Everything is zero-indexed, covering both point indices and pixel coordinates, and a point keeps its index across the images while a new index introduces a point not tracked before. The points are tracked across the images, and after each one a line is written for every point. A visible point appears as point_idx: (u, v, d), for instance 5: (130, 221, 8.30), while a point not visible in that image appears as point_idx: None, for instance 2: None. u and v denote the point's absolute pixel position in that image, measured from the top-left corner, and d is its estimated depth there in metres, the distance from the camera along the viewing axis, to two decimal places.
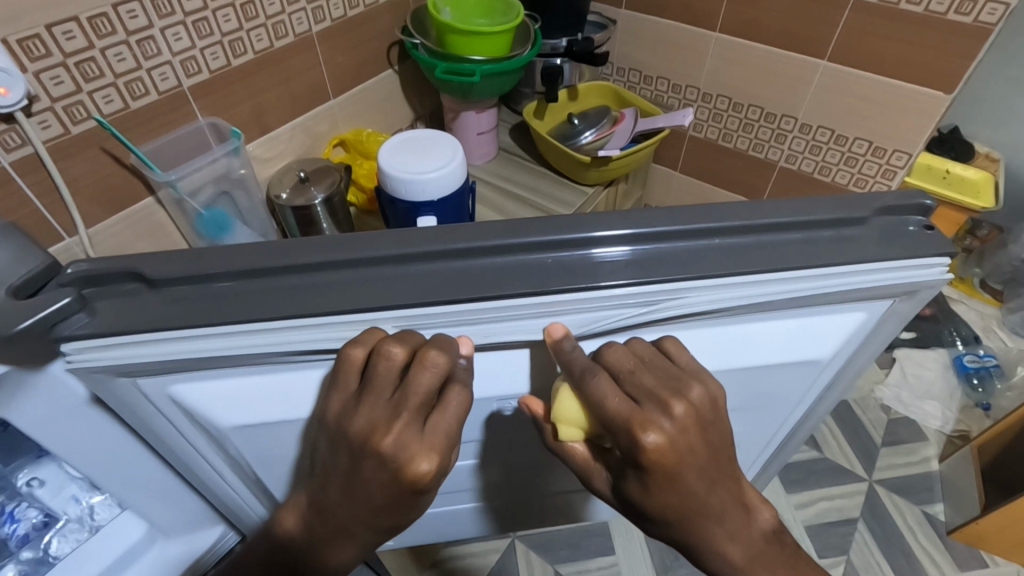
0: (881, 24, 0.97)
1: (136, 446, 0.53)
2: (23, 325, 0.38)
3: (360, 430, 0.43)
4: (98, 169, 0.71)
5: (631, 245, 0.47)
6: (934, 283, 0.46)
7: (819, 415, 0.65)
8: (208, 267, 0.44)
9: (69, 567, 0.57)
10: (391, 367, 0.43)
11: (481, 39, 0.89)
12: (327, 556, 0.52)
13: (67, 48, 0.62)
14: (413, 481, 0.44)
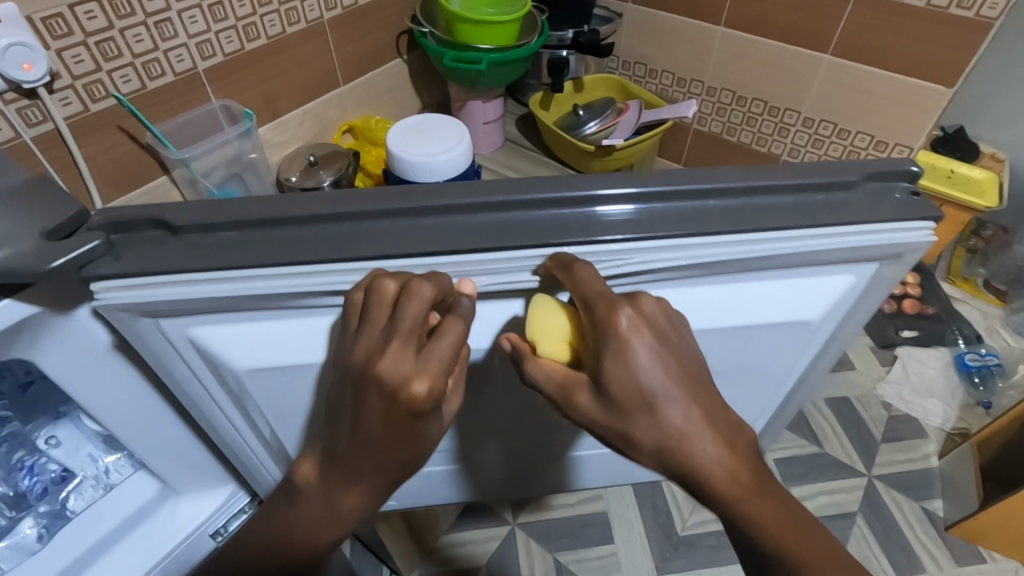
0: (884, 18, 0.99)
1: (153, 397, 0.56)
2: (56, 263, 0.40)
3: (360, 359, 0.44)
4: (115, 147, 0.73)
5: (634, 206, 0.49)
6: (919, 245, 0.48)
7: (810, 386, 0.66)
8: (220, 216, 0.45)
9: (85, 521, 0.60)
10: (387, 296, 0.44)
11: (490, 29, 0.90)
12: (342, 502, 0.52)
13: (88, 28, 0.65)
14: (412, 409, 0.43)
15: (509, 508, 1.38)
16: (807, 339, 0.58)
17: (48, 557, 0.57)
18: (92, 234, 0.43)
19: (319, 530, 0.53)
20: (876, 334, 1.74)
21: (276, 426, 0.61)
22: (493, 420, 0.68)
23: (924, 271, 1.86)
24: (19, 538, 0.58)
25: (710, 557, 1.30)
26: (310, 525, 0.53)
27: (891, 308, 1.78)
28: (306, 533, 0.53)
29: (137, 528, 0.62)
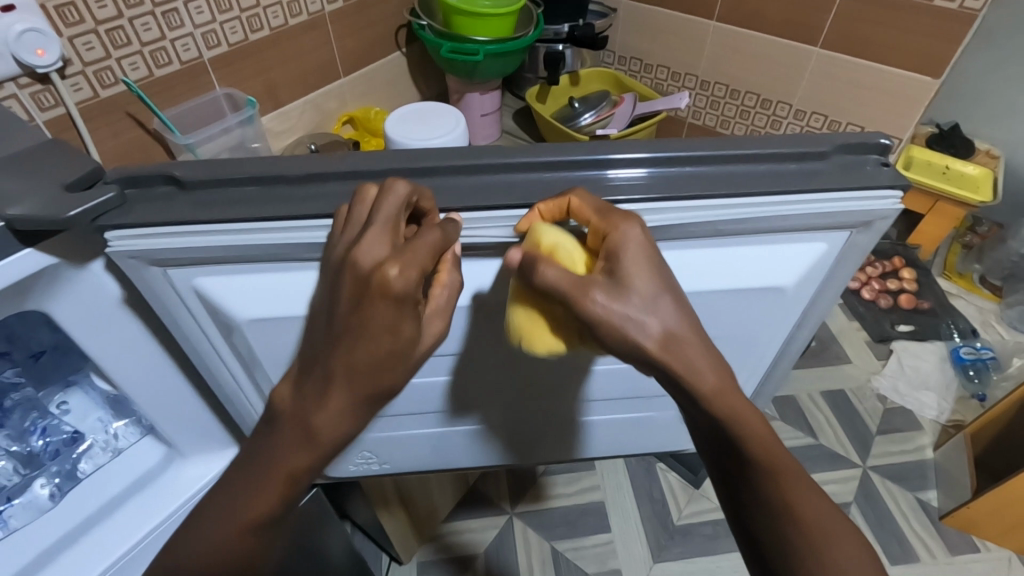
0: (872, 11, 1.01)
1: (163, 360, 0.58)
2: (73, 214, 0.42)
3: (339, 255, 0.45)
4: (124, 131, 0.76)
5: (648, 168, 0.52)
6: (887, 212, 0.50)
7: (789, 359, 0.68)
8: (234, 171, 0.48)
9: (93, 484, 0.62)
10: (370, 198, 0.46)
11: (485, 21, 0.93)
12: (315, 421, 0.46)
13: (98, 16, 0.67)
14: (387, 291, 0.43)
15: (507, 497, 1.38)
16: (779, 306, 0.60)
17: (57, 518, 0.60)
18: (108, 187, 0.45)
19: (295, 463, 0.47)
20: (872, 328, 1.72)
21: (272, 374, 0.60)
22: (483, 399, 0.70)
23: (920, 267, 1.84)
24: (31, 498, 0.60)
25: (707, 546, 1.29)
26: (283, 457, 0.47)
27: (887, 302, 1.76)
28: (280, 469, 0.47)
29: (141, 492, 0.63)
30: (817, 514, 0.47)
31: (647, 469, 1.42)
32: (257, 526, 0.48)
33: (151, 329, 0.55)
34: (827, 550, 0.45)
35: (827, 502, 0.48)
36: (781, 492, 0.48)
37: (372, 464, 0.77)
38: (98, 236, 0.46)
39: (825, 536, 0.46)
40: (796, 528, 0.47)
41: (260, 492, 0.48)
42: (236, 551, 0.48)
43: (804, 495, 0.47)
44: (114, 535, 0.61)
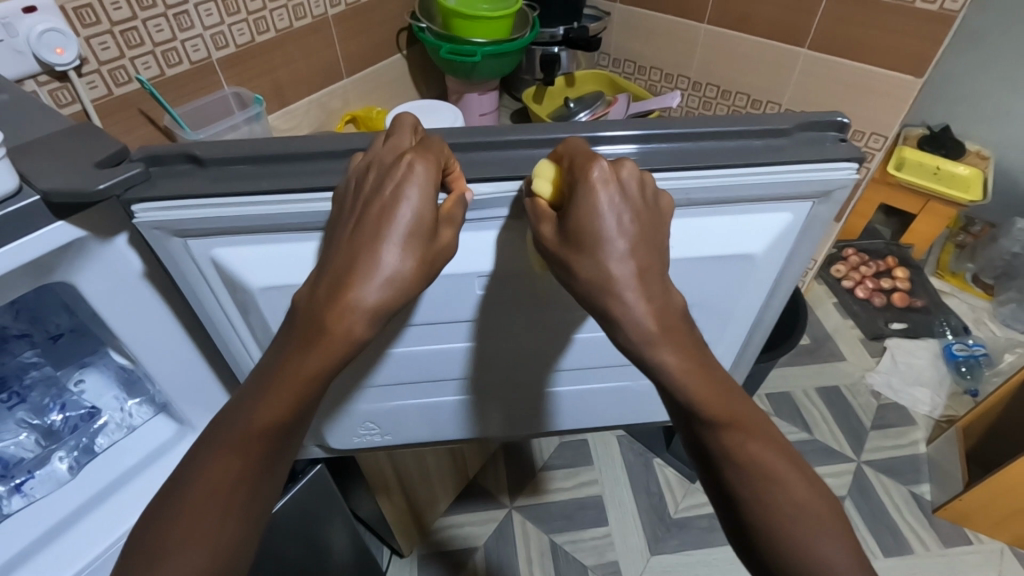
0: (857, 13, 1.04)
1: (178, 336, 0.61)
2: (105, 186, 0.45)
3: (360, 163, 0.51)
4: (136, 127, 0.79)
5: (639, 144, 0.55)
6: (843, 182, 0.54)
7: (765, 327, 0.72)
8: (248, 150, 0.51)
9: (108, 458, 0.65)
10: (383, 133, 0.53)
11: (482, 23, 0.96)
12: (338, 316, 0.48)
13: (114, 17, 0.71)
14: (410, 178, 0.48)
15: (506, 492, 1.40)
16: (749, 275, 0.63)
17: (75, 489, 0.63)
18: (134, 164, 0.48)
19: (314, 362, 0.48)
20: (865, 324, 1.74)
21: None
22: (477, 373, 0.72)
23: (912, 266, 1.86)
24: (51, 470, 0.63)
25: (703, 538, 1.31)
26: (303, 352, 0.48)
27: (880, 301, 1.78)
28: (301, 370, 0.48)
29: (154, 464, 0.66)
30: (770, 460, 0.47)
31: (645, 464, 1.44)
32: (263, 437, 0.47)
33: (167, 306, 0.58)
34: (782, 497, 0.45)
35: (784, 455, 0.48)
36: (741, 438, 0.48)
37: (374, 435, 0.79)
38: (125, 210, 0.49)
39: (780, 478, 0.46)
40: (749, 471, 0.46)
41: (278, 398, 0.47)
42: (235, 466, 0.45)
43: (760, 442, 0.48)
44: (130, 502, 0.64)
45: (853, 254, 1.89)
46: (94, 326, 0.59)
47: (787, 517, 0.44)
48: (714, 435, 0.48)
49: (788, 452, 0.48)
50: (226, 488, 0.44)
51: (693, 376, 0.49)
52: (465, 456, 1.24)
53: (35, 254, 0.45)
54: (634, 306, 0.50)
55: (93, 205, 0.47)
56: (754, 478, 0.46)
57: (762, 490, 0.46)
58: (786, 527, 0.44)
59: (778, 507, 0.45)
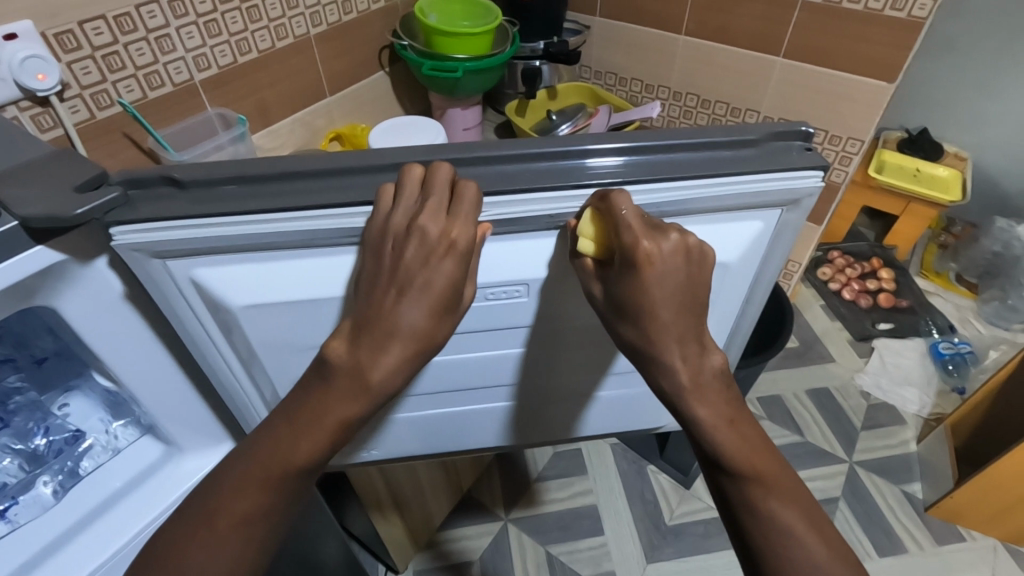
0: (829, 22, 1.06)
1: (161, 356, 0.61)
2: (79, 211, 0.45)
3: (400, 224, 0.50)
4: (120, 149, 0.80)
5: (624, 158, 0.56)
6: (810, 190, 0.55)
7: (743, 334, 0.73)
8: (227, 170, 0.52)
9: (94, 481, 0.65)
10: (417, 174, 0.52)
11: (464, 40, 0.98)
12: (371, 372, 0.51)
13: (95, 42, 0.71)
14: (453, 251, 0.50)
15: (501, 503, 1.39)
16: (727, 282, 0.64)
17: (60, 514, 0.62)
18: (113, 188, 0.49)
19: (340, 414, 0.51)
20: (853, 326, 1.76)
21: (270, 367, 0.64)
22: (462, 385, 0.72)
23: (897, 267, 1.88)
24: (36, 495, 0.62)
25: (699, 545, 1.31)
26: (334, 404, 0.51)
27: (866, 302, 1.79)
28: (328, 420, 0.51)
29: (142, 484, 0.66)
30: (790, 519, 0.48)
31: (639, 472, 1.44)
32: (288, 476, 0.50)
33: (150, 326, 0.58)
34: (797, 553, 0.47)
35: (806, 513, 0.49)
36: (763, 492, 0.49)
37: (361, 451, 0.79)
38: (104, 232, 0.50)
39: (799, 537, 0.47)
40: (767, 526, 0.48)
41: (306, 442, 0.51)
42: (256, 503, 0.49)
43: (784, 501, 0.49)
44: (117, 525, 0.63)
45: (838, 257, 1.91)
46: (78, 349, 0.60)
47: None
48: (736, 486, 0.51)
49: (812, 513, 0.49)
50: (246, 521, 0.49)
51: (728, 433, 0.51)
52: (458, 469, 1.24)
53: (15, 279, 0.45)
54: (675, 369, 0.53)
55: (72, 228, 0.48)
56: (771, 533, 0.48)
57: (778, 547, 0.47)
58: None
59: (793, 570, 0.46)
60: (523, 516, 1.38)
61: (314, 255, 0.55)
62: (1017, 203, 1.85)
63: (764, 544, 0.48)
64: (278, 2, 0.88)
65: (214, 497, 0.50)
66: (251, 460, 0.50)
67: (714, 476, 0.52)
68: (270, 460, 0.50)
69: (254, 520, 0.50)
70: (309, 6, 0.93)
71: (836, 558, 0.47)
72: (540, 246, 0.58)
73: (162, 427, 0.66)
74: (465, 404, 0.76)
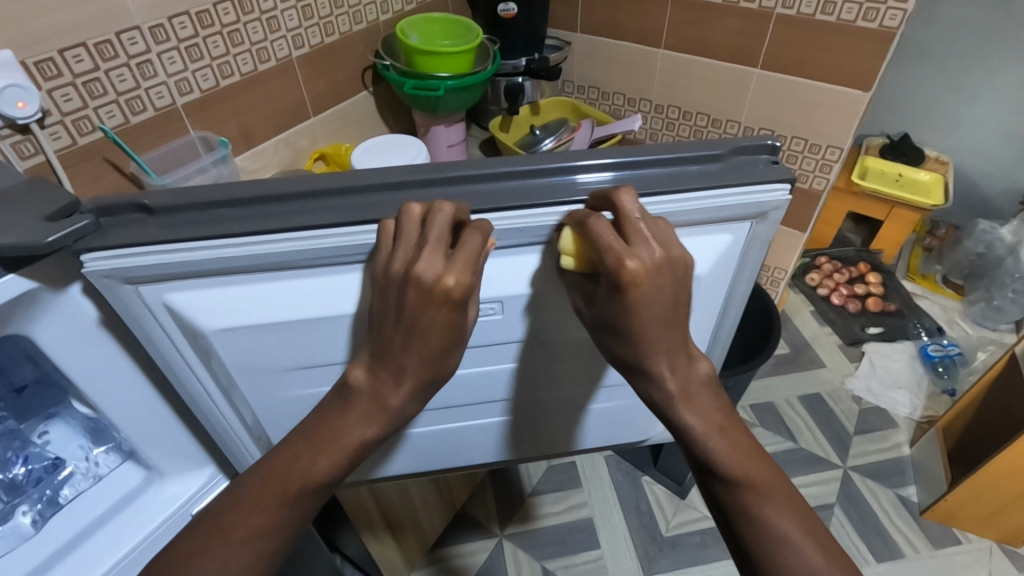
0: (804, 34, 1.08)
1: (137, 378, 0.60)
2: (51, 239, 0.45)
3: (399, 266, 0.49)
4: (102, 174, 0.80)
5: (614, 172, 0.56)
6: (777, 203, 0.55)
7: (722, 346, 0.73)
8: (202, 195, 0.52)
9: (74, 510, 0.64)
10: (416, 213, 0.50)
11: (445, 59, 0.99)
12: (389, 401, 0.52)
13: (76, 70, 0.72)
14: (447, 299, 0.48)
15: (495, 520, 1.38)
16: (701, 293, 0.65)
17: (39, 544, 0.61)
18: (84, 216, 0.49)
19: (356, 436, 0.52)
20: (842, 331, 1.76)
21: (248, 392, 0.64)
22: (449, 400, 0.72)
23: (884, 271, 1.90)
24: (14, 526, 0.61)
25: (695, 555, 1.30)
26: (352, 428, 0.52)
27: (854, 306, 1.81)
28: (345, 440, 0.52)
29: (122, 512, 0.65)
30: (786, 527, 0.48)
31: (633, 483, 1.43)
32: (303, 495, 0.51)
33: (129, 351, 0.58)
34: (794, 563, 0.46)
35: (802, 518, 0.49)
36: (757, 500, 0.49)
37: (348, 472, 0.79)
38: (78, 260, 0.50)
39: (794, 544, 0.47)
40: (763, 532, 0.48)
41: (326, 457, 0.51)
42: (271, 520, 0.49)
43: (780, 506, 0.49)
44: (97, 553, 0.62)
45: (825, 262, 1.93)
46: (58, 376, 0.59)
47: None
48: (731, 493, 0.50)
49: (808, 517, 0.49)
50: (260, 536, 0.49)
51: (718, 440, 0.52)
52: (451, 486, 1.23)
53: None
54: (664, 377, 0.53)
55: (46, 256, 0.48)
56: (765, 539, 0.48)
57: (775, 556, 0.47)
58: None
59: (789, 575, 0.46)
60: (518, 532, 1.37)
61: (287, 277, 0.55)
62: (998, 205, 1.88)
63: (762, 556, 0.48)
64: (259, 25, 0.89)
65: (227, 510, 0.49)
66: (262, 477, 0.51)
67: (706, 483, 0.53)
68: (288, 477, 0.50)
69: (267, 535, 0.49)
70: (290, 29, 0.94)
71: (834, 560, 0.47)
72: (522, 261, 0.59)
73: (144, 452, 0.65)
74: (450, 422, 0.76)
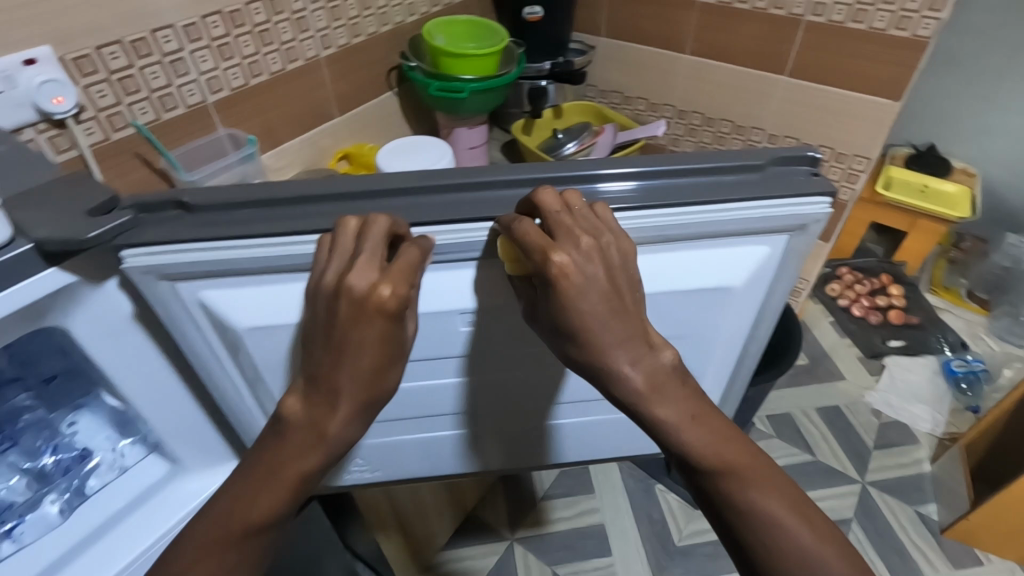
0: (833, 42, 1.07)
1: (165, 372, 0.61)
2: (94, 234, 0.46)
3: (331, 281, 0.49)
4: (132, 170, 0.81)
5: (637, 182, 0.55)
6: (818, 216, 0.55)
7: (751, 359, 0.72)
8: (236, 193, 0.52)
9: (99, 500, 0.65)
10: (353, 225, 0.50)
11: (471, 61, 0.99)
12: (329, 428, 0.51)
13: (111, 66, 0.73)
14: (381, 310, 0.48)
15: (506, 523, 1.38)
16: (734, 305, 0.64)
17: (65, 533, 0.62)
18: (123, 211, 0.50)
19: (299, 467, 0.51)
20: (862, 343, 1.74)
21: (273, 388, 0.64)
22: (468, 403, 0.72)
23: (906, 283, 1.86)
24: (42, 514, 0.63)
25: (707, 566, 1.28)
26: (291, 458, 0.51)
27: (876, 319, 1.78)
28: (287, 474, 0.51)
29: (144, 505, 0.66)
30: (774, 508, 0.46)
31: (645, 491, 1.42)
32: (250, 533, 0.49)
33: (159, 345, 0.59)
34: (790, 545, 0.45)
35: (790, 500, 0.47)
36: (740, 485, 0.47)
37: (367, 472, 0.80)
38: (116, 255, 0.51)
39: (785, 524, 0.45)
40: (752, 521, 0.46)
41: (267, 497, 0.50)
42: (222, 561, 0.48)
43: (765, 490, 0.47)
44: (120, 544, 0.63)
45: (846, 273, 1.90)
46: (87, 368, 0.60)
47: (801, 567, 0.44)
48: (714, 483, 0.48)
49: (794, 493, 0.47)
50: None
51: (693, 430, 0.49)
52: (463, 488, 1.23)
53: (29, 299, 0.46)
54: (627, 374, 0.50)
55: (86, 250, 0.48)
56: (755, 527, 0.46)
57: (769, 540, 0.45)
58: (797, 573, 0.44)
59: (782, 561, 0.44)
60: (529, 536, 1.36)
61: None
62: None
63: (757, 543, 0.45)
64: (289, 26, 0.90)
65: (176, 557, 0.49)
66: (211, 519, 0.50)
67: (691, 477, 0.50)
68: (235, 513, 0.50)
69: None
70: (319, 29, 0.95)
71: (827, 542, 0.45)
72: None
73: (169, 445, 0.66)
74: (468, 423, 0.76)
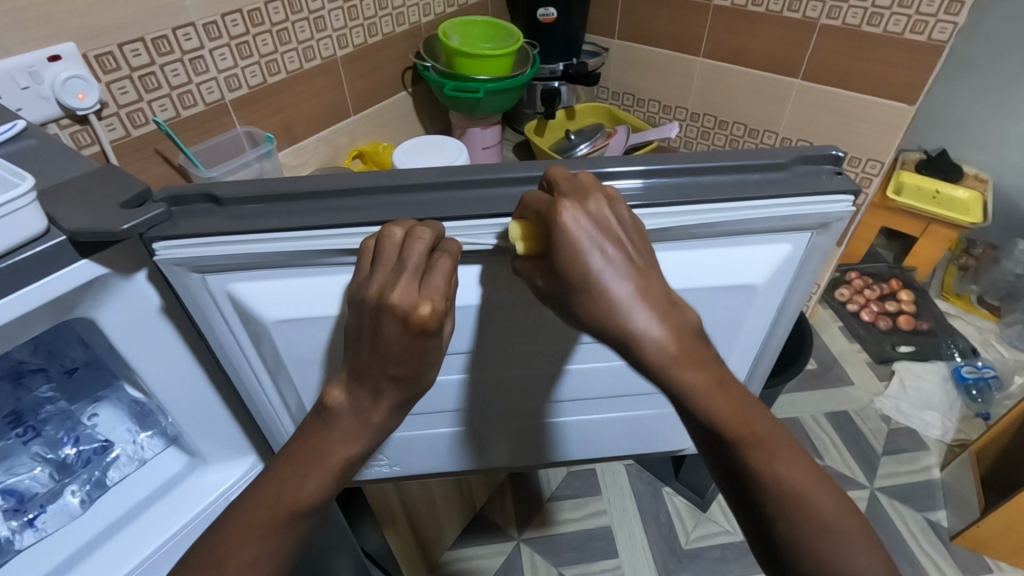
0: (849, 45, 1.07)
1: (188, 365, 0.61)
2: (126, 227, 0.46)
3: (372, 293, 0.49)
4: (152, 166, 0.82)
5: (644, 179, 0.56)
6: (842, 215, 0.55)
7: (769, 359, 0.72)
8: (261, 188, 0.53)
9: (120, 492, 0.66)
10: (397, 235, 0.50)
11: (485, 61, 1.00)
12: (372, 416, 0.52)
13: (133, 63, 0.74)
14: (422, 329, 0.48)
15: (514, 523, 1.38)
16: (754, 303, 0.64)
17: (86, 524, 0.63)
18: (155, 205, 0.50)
19: (343, 454, 0.51)
20: (872, 348, 1.73)
21: (296, 378, 0.65)
22: (483, 399, 0.73)
23: (917, 288, 1.85)
24: (63, 505, 0.63)
25: (715, 570, 1.28)
26: (336, 445, 0.51)
27: (885, 323, 1.77)
28: (330, 460, 0.51)
29: (164, 496, 0.67)
30: (799, 481, 0.44)
31: (653, 493, 1.42)
32: (292, 519, 0.49)
33: (182, 339, 0.59)
34: (814, 519, 0.43)
35: (810, 469, 0.45)
36: (766, 457, 0.45)
37: (383, 467, 0.80)
38: (145, 247, 0.51)
39: (809, 497, 0.43)
40: (777, 491, 0.44)
41: (313, 480, 0.50)
42: (266, 544, 0.48)
43: (789, 462, 0.45)
44: (140, 536, 0.63)
45: (855, 277, 1.89)
46: (110, 360, 0.61)
47: (827, 541, 0.42)
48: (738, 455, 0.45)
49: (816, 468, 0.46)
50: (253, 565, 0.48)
51: (719, 394, 0.47)
52: (472, 488, 1.23)
53: (58, 291, 0.46)
54: (651, 331, 0.47)
55: (116, 243, 0.49)
56: (779, 498, 0.44)
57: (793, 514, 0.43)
58: (823, 546, 0.42)
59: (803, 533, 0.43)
60: (536, 536, 1.36)
61: (350, 269, 0.56)
62: None
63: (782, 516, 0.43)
64: (307, 25, 0.91)
65: (215, 544, 0.48)
66: (253, 501, 0.49)
67: (714, 451, 0.47)
68: (277, 501, 0.49)
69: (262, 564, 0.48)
70: (336, 28, 0.95)
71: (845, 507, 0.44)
72: None
73: (189, 438, 0.67)
74: (482, 421, 0.76)
